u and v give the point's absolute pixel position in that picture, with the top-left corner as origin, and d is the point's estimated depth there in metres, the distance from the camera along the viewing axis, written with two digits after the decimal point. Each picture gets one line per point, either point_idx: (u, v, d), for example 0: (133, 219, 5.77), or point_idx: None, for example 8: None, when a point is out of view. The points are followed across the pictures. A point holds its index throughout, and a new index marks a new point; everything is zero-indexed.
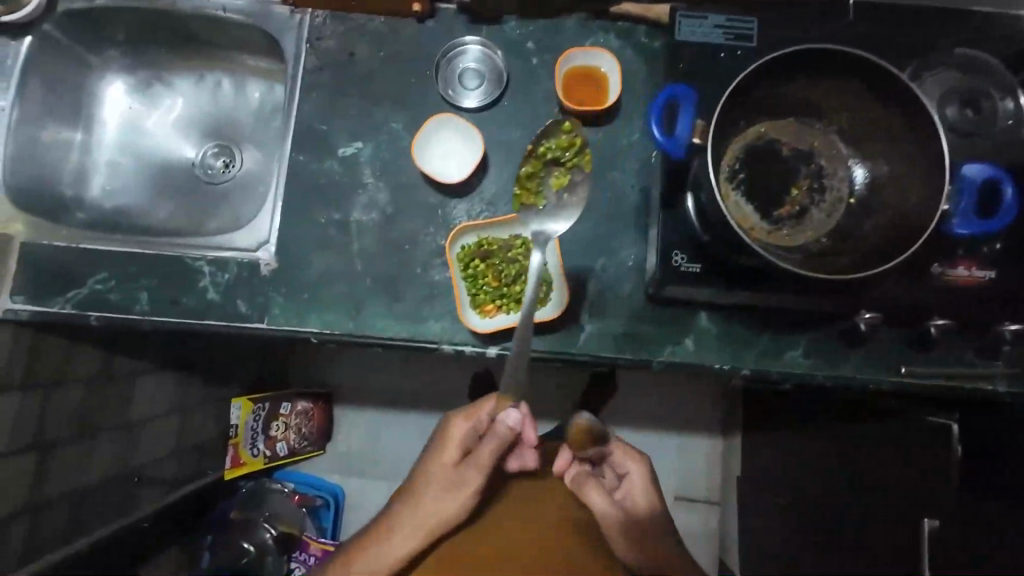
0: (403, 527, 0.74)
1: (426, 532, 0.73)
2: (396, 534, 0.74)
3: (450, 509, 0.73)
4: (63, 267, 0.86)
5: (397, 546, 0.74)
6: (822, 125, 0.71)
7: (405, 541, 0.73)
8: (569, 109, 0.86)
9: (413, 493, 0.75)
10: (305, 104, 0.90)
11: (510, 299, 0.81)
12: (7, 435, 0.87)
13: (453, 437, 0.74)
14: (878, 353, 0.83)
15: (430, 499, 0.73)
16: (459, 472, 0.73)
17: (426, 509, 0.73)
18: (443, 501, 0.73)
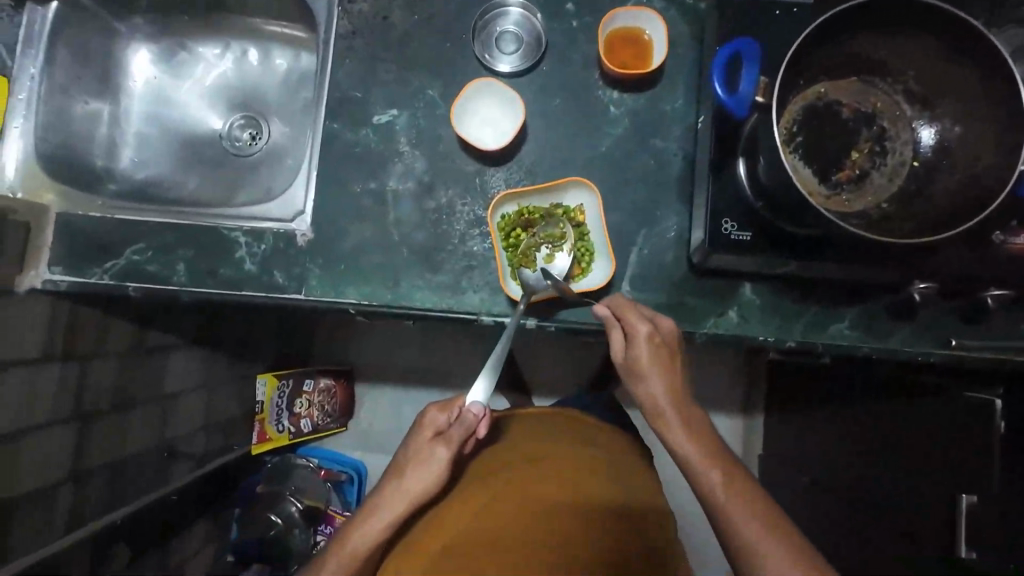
0: (387, 498, 0.72)
1: (404, 503, 0.71)
2: (379, 506, 0.72)
3: (422, 484, 0.71)
4: (100, 238, 0.86)
5: (381, 518, 0.71)
6: (887, 85, 0.70)
7: (388, 511, 0.71)
8: (612, 74, 0.84)
9: (394, 471, 0.74)
10: (338, 70, 0.88)
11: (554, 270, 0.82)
12: (50, 405, 0.88)
13: (423, 422, 0.75)
14: (926, 325, 0.82)
15: (411, 478, 0.72)
16: (431, 451, 0.73)
17: (408, 486, 0.71)
18: (421, 479, 0.71)
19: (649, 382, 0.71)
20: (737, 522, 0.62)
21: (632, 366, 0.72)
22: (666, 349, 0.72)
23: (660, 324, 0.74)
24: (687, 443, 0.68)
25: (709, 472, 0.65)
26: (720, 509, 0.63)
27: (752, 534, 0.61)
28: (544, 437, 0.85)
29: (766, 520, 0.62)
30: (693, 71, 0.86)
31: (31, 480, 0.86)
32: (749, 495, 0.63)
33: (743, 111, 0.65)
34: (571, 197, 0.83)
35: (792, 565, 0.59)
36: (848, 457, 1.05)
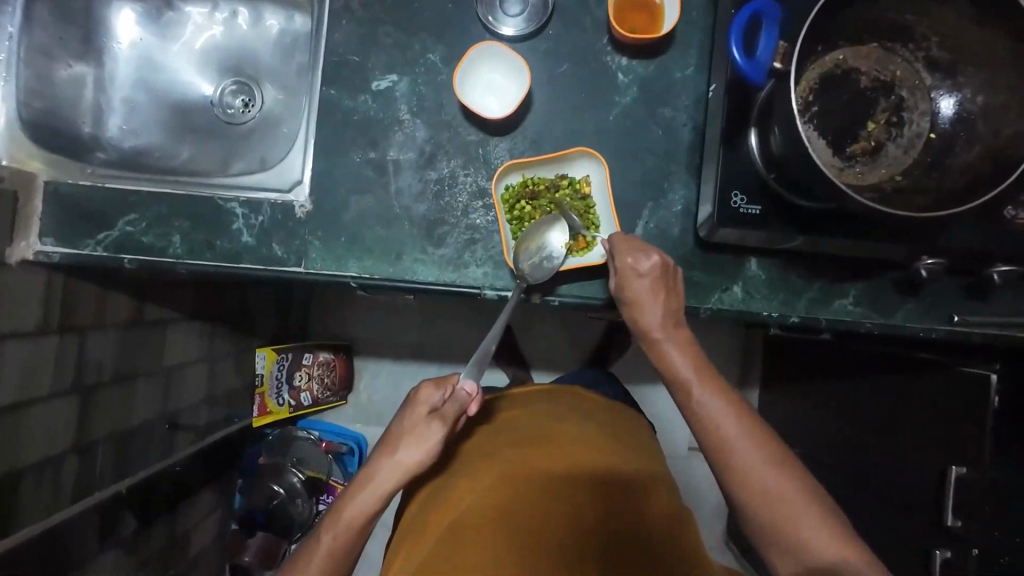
0: (382, 470, 0.71)
1: (398, 474, 0.71)
2: (374, 478, 0.71)
3: (416, 457, 0.71)
4: (91, 208, 0.83)
5: (376, 489, 0.71)
6: (909, 52, 0.68)
7: (382, 481, 0.71)
8: (621, 39, 0.81)
9: (387, 444, 0.73)
10: (335, 32, 0.84)
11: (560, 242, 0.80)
12: (51, 377, 0.87)
13: (414, 400, 0.75)
14: (928, 301, 0.83)
15: (404, 452, 0.72)
16: (426, 426, 0.73)
17: (402, 459, 0.71)
18: (415, 453, 0.71)
19: (640, 312, 0.70)
20: (716, 423, 0.64)
21: (622, 293, 0.71)
22: (657, 277, 0.69)
23: (650, 256, 0.69)
24: (674, 358, 0.69)
25: (693, 382, 0.66)
26: (702, 412, 0.65)
27: (732, 435, 0.63)
28: (547, 413, 0.86)
29: (744, 420, 0.64)
30: (705, 37, 0.83)
31: (38, 450, 0.86)
32: (731, 401, 0.65)
33: (761, 77, 0.63)
34: (579, 168, 0.81)
35: (765, 465, 0.61)
36: (844, 430, 1.07)
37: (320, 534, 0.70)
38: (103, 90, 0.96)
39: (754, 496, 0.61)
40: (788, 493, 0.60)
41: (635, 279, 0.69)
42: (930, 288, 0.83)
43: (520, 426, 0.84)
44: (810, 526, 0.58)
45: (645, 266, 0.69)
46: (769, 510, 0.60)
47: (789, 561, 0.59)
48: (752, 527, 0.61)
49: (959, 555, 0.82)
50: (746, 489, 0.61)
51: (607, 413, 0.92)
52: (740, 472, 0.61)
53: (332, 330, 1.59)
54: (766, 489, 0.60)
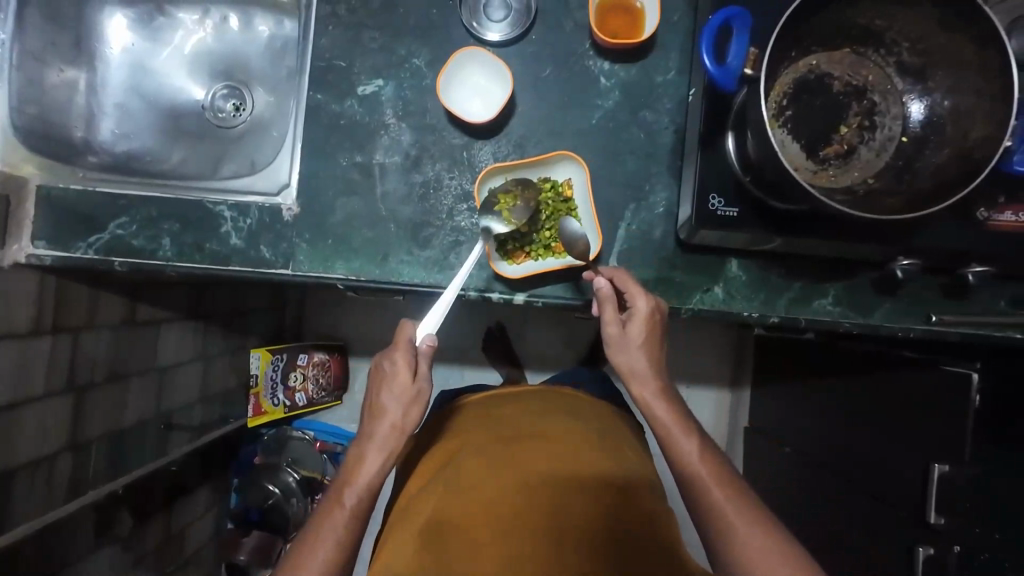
0: (374, 439, 0.72)
1: (398, 432, 0.73)
2: (371, 444, 0.72)
3: (408, 414, 0.73)
4: (83, 212, 0.85)
5: (378, 455, 0.71)
6: (881, 57, 0.69)
7: (382, 443, 0.72)
8: (603, 43, 0.82)
9: (375, 409, 0.73)
10: (322, 36, 0.85)
11: (539, 246, 0.82)
12: (44, 377, 0.88)
13: (384, 365, 0.74)
14: (908, 300, 0.84)
15: (392, 413, 0.72)
16: (412, 382, 0.73)
17: (392, 425, 0.72)
18: (404, 413, 0.73)
19: (631, 353, 0.72)
20: (695, 474, 0.66)
21: (620, 335, 0.72)
22: (650, 324, 0.72)
23: (647, 302, 0.73)
24: (653, 402, 0.71)
25: (677, 430, 0.69)
26: (685, 464, 0.67)
27: (710, 485, 0.65)
28: (539, 413, 0.88)
29: (724, 474, 0.66)
30: (686, 42, 0.85)
31: (31, 450, 0.88)
32: (711, 456, 0.68)
33: (731, 83, 0.64)
34: (561, 170, 0.82)
35: (736, 505, 0.63)
36: (829, 430, 1.08)
37: (326, 517, 0.69)
38: (95, 94, 0.97)
39: (728, 535, 0.62)
40: (754, 530, 0.62)
41: (631, 326, 0.72)
42: (909, 288, 0.84)
43: (512, 426, 0.85)
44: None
45: (646, 312, 0.72)
46: (742, 555, 0.61)
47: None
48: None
49: (939, 551, 0.83)
50: (719, 538, 0.63)
51: (599, 413, 0.93)
52: (719, 523, 0.63)
53: (326, 330, 1.61)
54: (741, 542, 0.61)
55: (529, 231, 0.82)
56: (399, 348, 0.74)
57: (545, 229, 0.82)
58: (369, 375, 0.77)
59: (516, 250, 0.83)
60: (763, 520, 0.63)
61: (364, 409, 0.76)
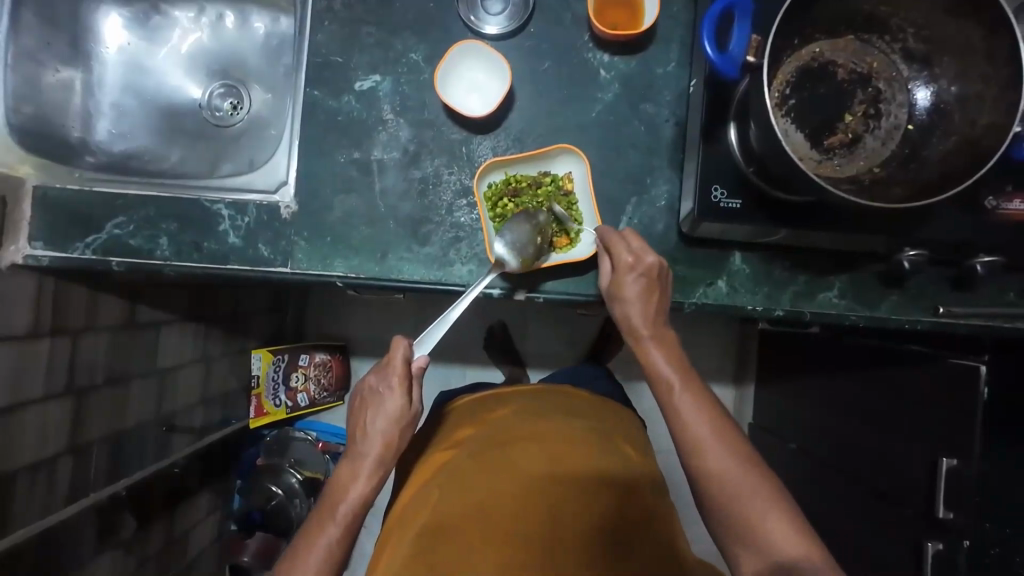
0: (366, 455, 0.72)
1: (390, 452, 0.73)
2: (364, 463, 0.72)
3: (398, 432, 0.73)
4: (81, 212, 0.84)
5: (369, 475, 0.71)
6: (886, 44, 0.68)
7: (374, 464, 0.72)
8: (603, 35, 0.81)
9: (364, 426, 0.73)
10: (318, 33, 0.85)
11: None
12: (42, 380, 0.88)
13: (378, 386, 0.73)
14: (915, 292, 0.83)
15: (382, 433, 0.72)
16: (404, 403, 0.73)
17: (382, 441, 0.72)
18: (395, 433, 0.72)
19: (627, 308, 0.70)
20: (688, 424, 0.64)
21: (614, 289, 0.71)
22: (647, 278, 0.69)
23: (647, 256, 0.69)
24: (656, 360, 0.68)
25: (674, 381, 0.66)
26: (676, 413, 0.65)
27: (701, 432, 0.63)
28: (533, 414, 0.86)
29: (718, 422, 0.64)
30: (686, 34, 0.84)
31: (31, 452, 0.87)
32: (707, 406, 0.65)
33: (734, 71, 0.63)
34: (561, 164, 0.81)
35: (735, 463, 0.61)
36: (837, 425, 1.07)
37: (319, 532, 0.69)
38: (92, 95, 0.97)
39: (723, 495, 0.60)
40: (750, 492, 0.59)
41: (629, 278, 0.69)
42: (916, 280, 0.83)
43: (512, 426, 0.83)
44: (775, 524, 0.58)
45: (643, 263, 0.68)
46: (734, 504, 0.59)
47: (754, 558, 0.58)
48: (715, 523, 0.61)
49: (949, 546, 0.82)
50: (713, 485, 0.61)
51: (595, 411, 0.92)
52: (715, 479, 0.61)
53: (328, 331, 1.60)
54: (735, 489, 0.60)
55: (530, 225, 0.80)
56: (395, 368, 0.73)
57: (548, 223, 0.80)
58: (360, 391, 0.75)
59: None
60: (756, 471, 0.61)
61: (353, 427, 0.75)
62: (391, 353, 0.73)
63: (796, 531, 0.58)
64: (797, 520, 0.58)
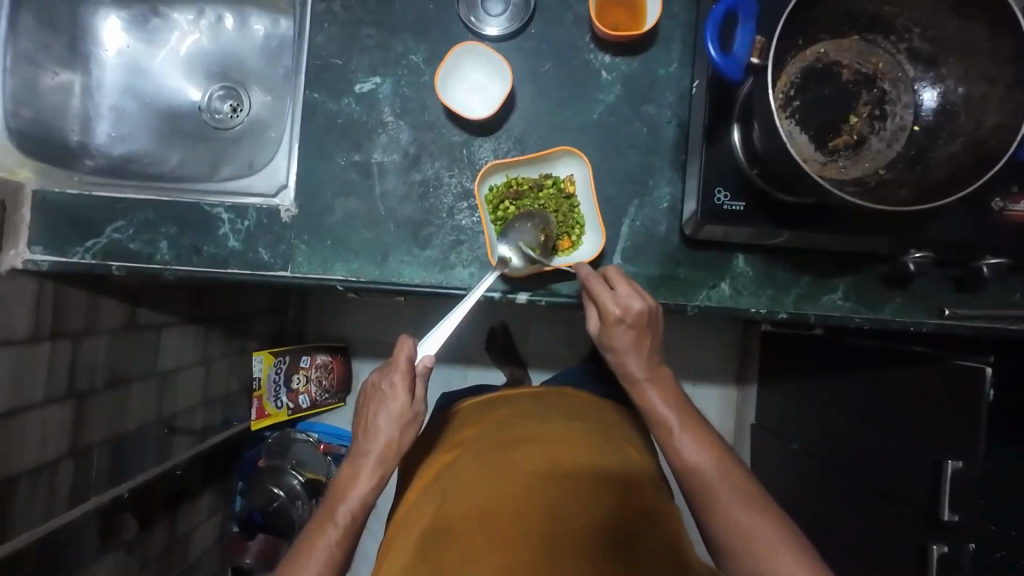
0: (368, 454, 0.71)
1: (391, 452, 0.72)
2: (365, 463, 0.71)
3: (402, 433, 0.72)
4: (80, 215, 0.84)
5: (371, 475, 0.71)
6: (891, 44, 0.67)
7: (375, 464, 0.71)
8: (604, 35, 0.80)
9: (367, 425, 0.73)
10: (317, 35, 0.84)
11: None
12: (43, 383, 0.87)
13: (382, 385, 0.73)
14: (920, 294, 0.82)
15: (385, 432, 0.71)
16: (407, 405, 0.72)
17: (384, 441, 0.71)
18: (398, 433, 0.72)
19: (621, 357, 0.69)
20: (691, 463, 0.65)
21: (605, 340, 0.69)
22: (636, 325, 0.67)
23: (634, 303, 0.67)
24: (654, 402, 0.69)
25: (673, 423, 0.67)
26: (678, 454, 0.66)
27: (704, 471, 0.64)
28: (536, 415, 0.86)
29: (719, 458, 0.65)
30: (688, 34, 0.83)
31: (33, 455, 0.87)
32: (708, 444, 0.66)
33: (738, 73, 0.62)
34: (563, 166, 0.81)
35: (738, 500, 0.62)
36: (840, 427, 1.06)
37: (321, 532, 0.69)
38: (91, 97, 0.96)
39: (727, 532, 0.61)
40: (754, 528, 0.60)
41: (618, 329, 0.67)
42: (920, 281, 0.82)
43: (515, 427, 0.84)
44: (783, 559, 0.59)
45: (630, 312, 0.67)
46: (740, 537, 0.61)
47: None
48: (724, 562, 0.62)
49: (954, 549, 0.82)
50: (719, 526, 0.62)
51: (601, 412, 0.92)
52: (721, 516, 0.62)
53: (329, 332, 1.60)
54: (742, 527, 0.61)
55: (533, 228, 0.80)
56: (398, 366, 0.72)
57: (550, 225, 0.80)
58: (365, 390, 0.75)
59: None
60: (759, 505, 0.62)
61: (356, 426, 0.75)
62: (395, 352, 0.73)
63: (803, 566, 0.58)
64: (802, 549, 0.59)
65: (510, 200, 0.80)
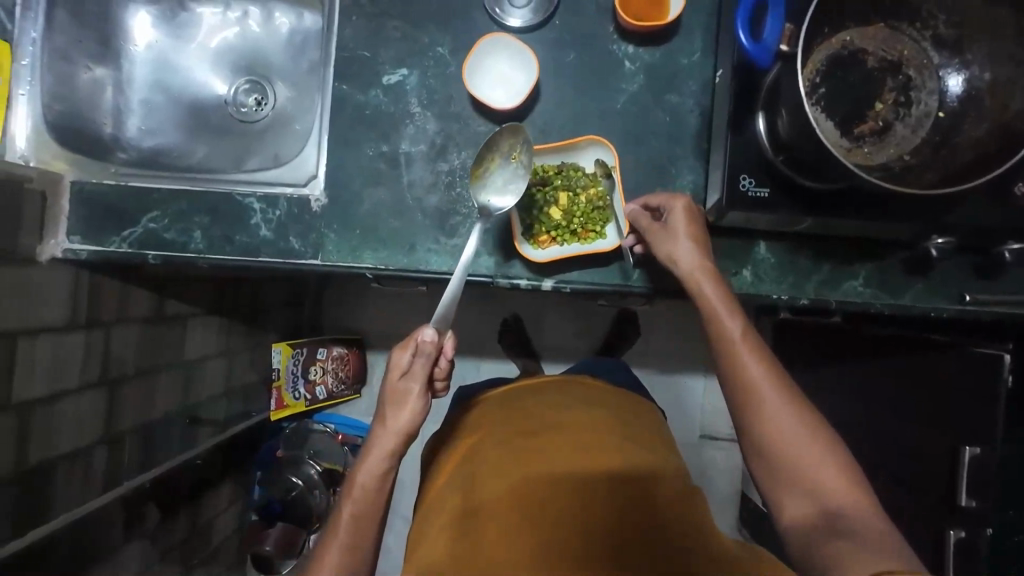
0: (377, 440, 0.73)
1: (394, 437, 0.73)
2: (372, 449, 0.73)
3: (404, 419, 0.73)
4: (116, 207, 0.86)
5: (375, 460, 0.72)
6: (918, 30, 0.68)
7: (380, 450, 0.72)
8: (627, 25, 0.81)
9: (380, 413, 0.75)
10: (345, 28, 0.86)
11: (565, 231, 0.82)
12: (78, 371, 0.90)
13: (389, 370, 0.74)
14: (941, 280, 0.83)
15: (392, 417, 0.73)
16: (406, 387, 0.73)
17: (393, 425, 0.73)
18: (400, 416, 0.73)
19: (672, 252, 0.70)
20: (745, 370, 0.62)
21: (659, 237, 0.72)
22: (691, 220, 0.72)
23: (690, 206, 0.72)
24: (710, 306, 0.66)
25: (733, 332, 0.64)
26: (736, 366, 0.63)
27: (755, 378, 0.62)
28: (556, 402, 0.87)
29: (780, 381, 0.62)
30: (711, 23, 0.84)
31: (66, 443, 0.90)
32: (762, 354, 0.63)
33: (767, 60, 0.63)
34: (589, 157, 0.83)
35: (789, 408, 0.60)
36: (856, 417, 1.07)
37: (340, 515, 0.72)
38: (122, 92, 0.99)
39: (771, 448, 0.60)
40: (806, 439, 0.59)
41: (677, 224, 0.71)
42: (942, 267, 0.83)
43: (542, 414, 0.85)
44: (830, 475, 0.57)
45: (681, 211, 0.72)
46: (789, 456, 0.59)
47: (805, 505, 0.58)
48: (771, 477, 0.60)
49: (972, 535, 0.82)
50: (766, 441, 0.60)
51: (619, 401, 0.93)
52: (763, 418, 0.60)
53: (346, 324, 1.63)
54: (793, 443, 0.59)
55: (558, 217, 0.82)
56: (405, 349, 0.73)
57: (574, 217, 0.82)
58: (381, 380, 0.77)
59: (542, 234, 0.82)
60: (814, 427, 0.60)
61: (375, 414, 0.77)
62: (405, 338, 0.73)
63: (845, 477, 0.58)
64: (847, 468, 0.58)
65: (537, 186, 0.82)
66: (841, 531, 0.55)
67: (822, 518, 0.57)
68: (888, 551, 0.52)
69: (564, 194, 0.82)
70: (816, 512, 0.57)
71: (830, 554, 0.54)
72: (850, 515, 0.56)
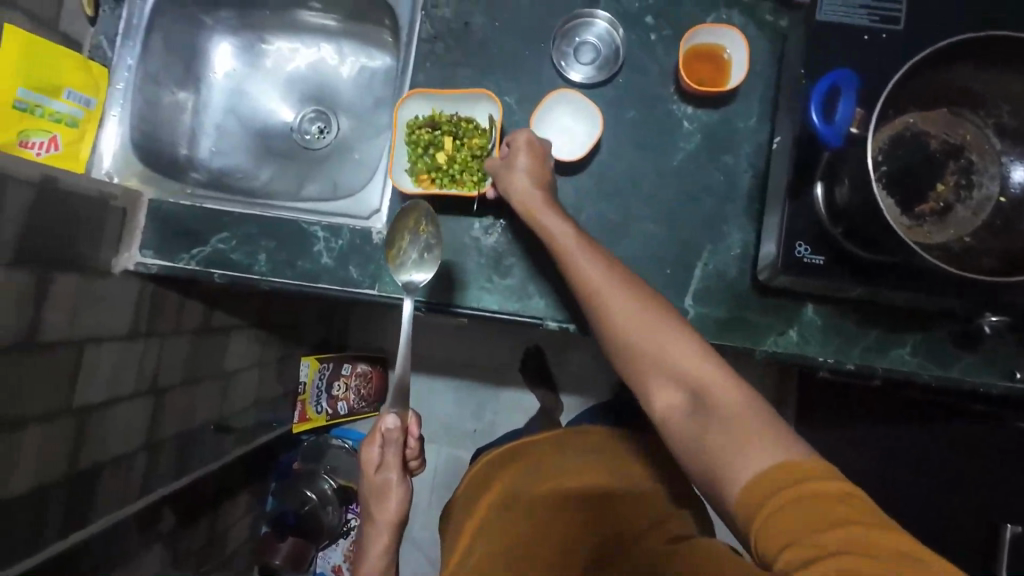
0: (372, 534, 0.79)
1: (389, 527, 0.78)
2: (371, 545, 0.79)
3: (389, 511, 0.77)
4: (188, 226, 0.91)
5: (375, 552, 0.79)
6: (982, 117, 0.70)
7: (376, 543, 0.79)
8: (689, 87, 0.85)
9: (366, 508, 0.79)
10: (419, 73, 0.91)
11: (444, 175, 0.84)
12: (133, 378, 0.93)
13: (364, 466, 0.77)
14: (991, 355, 0.83)
15: (377, 510, 0.78)
16: (382, 480, 0.77)
17: (381, 519, 0.77)
18: (386, 508, 0.77)
19: (516, 180, 0.74)
20: (583, 274, 0.67)
21: (504, 170, 0.75)
22: (532, 150, 0.75)
23: (524, 136, 0.76)
24: (562, 237, 0.70)
25: (569, 241, 0.70)
26: (577, 271, 0.68)
27: (596, 278, 0.66)
28: (553, 458, 0.86)
29: (626, 285, 0.65)
30: (768, 90, 0.87)
31: (114, 447, 0.92)
32: (605, 262, 0.68)
33: (837, 141, 0.66)
34: (482, 110, 0.87)
35: (624, 298, 0.64)
36: None
37: None
38: (198, 116, 1.05)
39: (616, 341, 0.64)
40: (640, 323, 0.62)
41: (517, 152, 0.75)
42: (993, 342, 0.83)
43: (543, 472, 0.84)
44: (677, 353, 0.60)
45: (518, 142, 0.75)
46: (626, 343, 0.63)
47: (668, 393, 0.59)
48: (631, 375, 0.63)
49: None
50: (611, 336, 0.64)
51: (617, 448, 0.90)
52: (605, 315, 0.65)
53: (373, 342, 1.65)
54: (628, 327, 0.63)
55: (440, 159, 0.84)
56: (373, 443, 0.76)
57: (454, 158, 0.84)
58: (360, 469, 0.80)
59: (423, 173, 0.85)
60: (660, 316, 0.62)
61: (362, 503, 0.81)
62: (370, 432, 0.76)
63: (696, 353, 0.59)
64: (694, 347, 0.60)
65: (427, 130, 0.85)
66: (703, 408, 0.56)
67: (683, 402, 0.58)
68: (749, 427, 0.53)
69: (450, 140, 0.85)
70: (677, 397, 0.58)
71: (714, 445, 0.53)
72: (706, 386, 0.57)
